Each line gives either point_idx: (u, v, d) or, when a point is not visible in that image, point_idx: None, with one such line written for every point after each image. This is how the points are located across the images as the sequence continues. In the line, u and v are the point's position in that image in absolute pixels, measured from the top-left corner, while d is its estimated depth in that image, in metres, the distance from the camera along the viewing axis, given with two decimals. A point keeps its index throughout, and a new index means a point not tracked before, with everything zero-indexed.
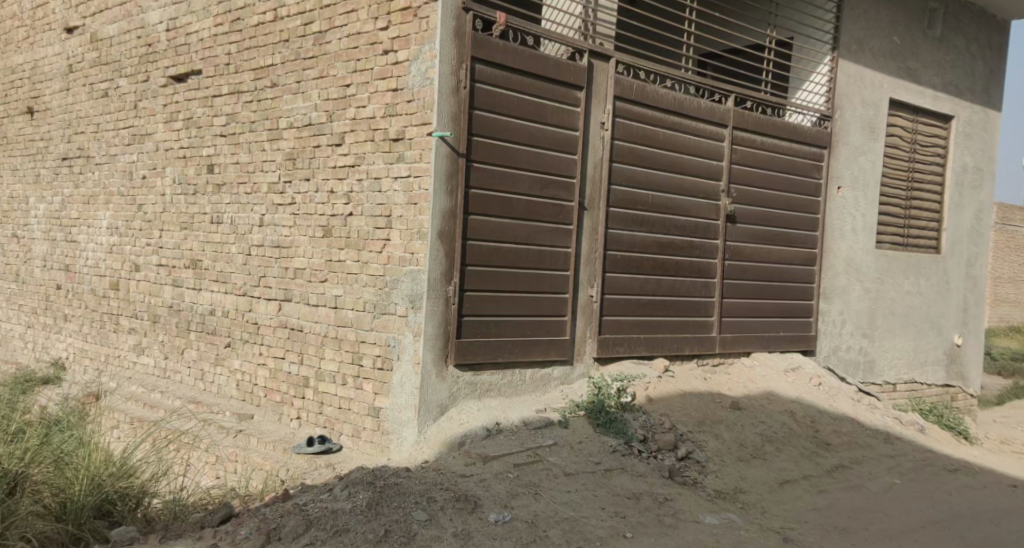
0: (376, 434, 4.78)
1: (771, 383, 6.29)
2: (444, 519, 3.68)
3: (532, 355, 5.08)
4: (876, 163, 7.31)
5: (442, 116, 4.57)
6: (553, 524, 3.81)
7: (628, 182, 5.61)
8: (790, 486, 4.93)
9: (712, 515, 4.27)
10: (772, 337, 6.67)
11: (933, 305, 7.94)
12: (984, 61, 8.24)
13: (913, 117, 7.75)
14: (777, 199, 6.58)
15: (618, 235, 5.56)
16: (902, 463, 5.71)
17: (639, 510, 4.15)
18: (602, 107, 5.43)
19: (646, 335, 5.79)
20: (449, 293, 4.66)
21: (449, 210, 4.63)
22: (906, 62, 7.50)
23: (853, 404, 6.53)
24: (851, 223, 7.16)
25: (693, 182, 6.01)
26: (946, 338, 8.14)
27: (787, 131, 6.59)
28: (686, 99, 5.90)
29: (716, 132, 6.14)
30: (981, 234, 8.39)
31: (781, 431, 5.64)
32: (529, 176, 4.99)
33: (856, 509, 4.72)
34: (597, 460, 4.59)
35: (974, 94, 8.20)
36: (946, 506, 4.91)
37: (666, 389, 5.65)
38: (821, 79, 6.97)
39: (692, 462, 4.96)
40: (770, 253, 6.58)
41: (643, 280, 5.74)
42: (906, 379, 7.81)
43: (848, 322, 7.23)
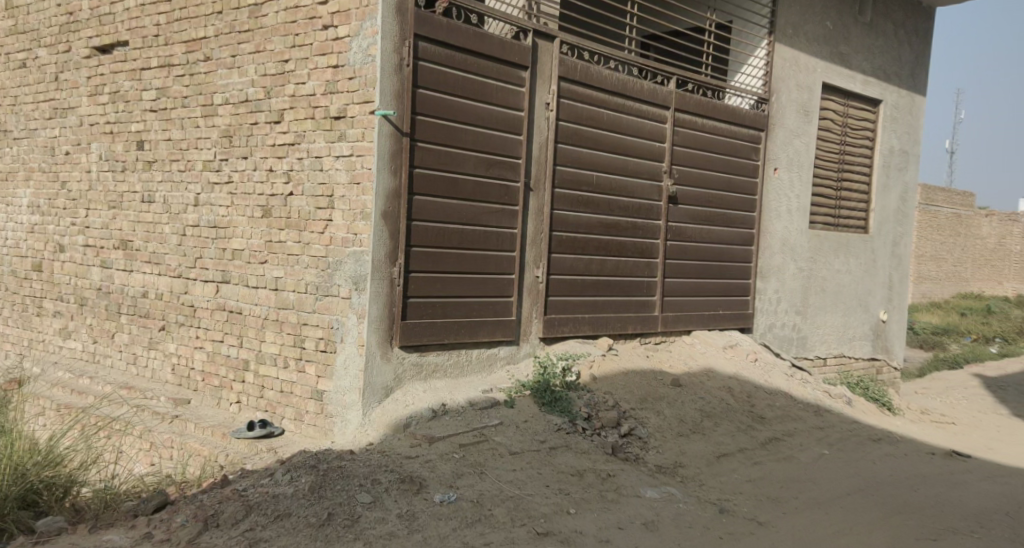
0: (319, 417, 4.71)
1: (710, 360, 6.46)
2: (389, 501, 3.67)
3: (478, 336, 5.08)
4: (810, 147, 7.51)
5: (384, 94, 4.49)
6: (497, 502, 3.83)
7: (573, 163, 5.62)
8: (727, 460, 5.08)
9: (652, 489, 4.37)
10: (712, 315, 6.84)
11: (862, 283, 8.26)
12: (911, 47, 8.54)
13: (845, 101, 7.98)
14: (718, 180, 6.71)
15: (563, 216, 5.59)
16: (831, 435, 5.94)
17: (582, 486, 4.22)
18: (547, 87, 5.42)
19: (590, 315, 5.86)
20: (394, 274, 4.61)
21: (393, 191, 4.56)
22: (838, 47, 7.70)
23: (786, 380, 6.75)
24: (786, 204, 7.35)
25: (636, 163, 6.07)
26: (873, 315, 8.48)
27: (727, 113, 6.71)
28: (630, 80, 5.94)
29: (659, 114, 6.20)
30: (906, 215, 8.74)
31: (719, 407, 5.80)
32: (474, 156, 4.95)
33: (788, 480, 4.90)
34: (542, 439, 4.64)
35: (901, 79, 8.50)
36: (870, 475, 5.15)
37: (610, 367, 5.73)
38: (759, 62, 7.12)
39: (634, 439, 5.05)
40: (711, 233, 6.71)
41: (588, 260, 5.79)
42: (836, 354, 8.12)
43: (783, 300, 7.46)
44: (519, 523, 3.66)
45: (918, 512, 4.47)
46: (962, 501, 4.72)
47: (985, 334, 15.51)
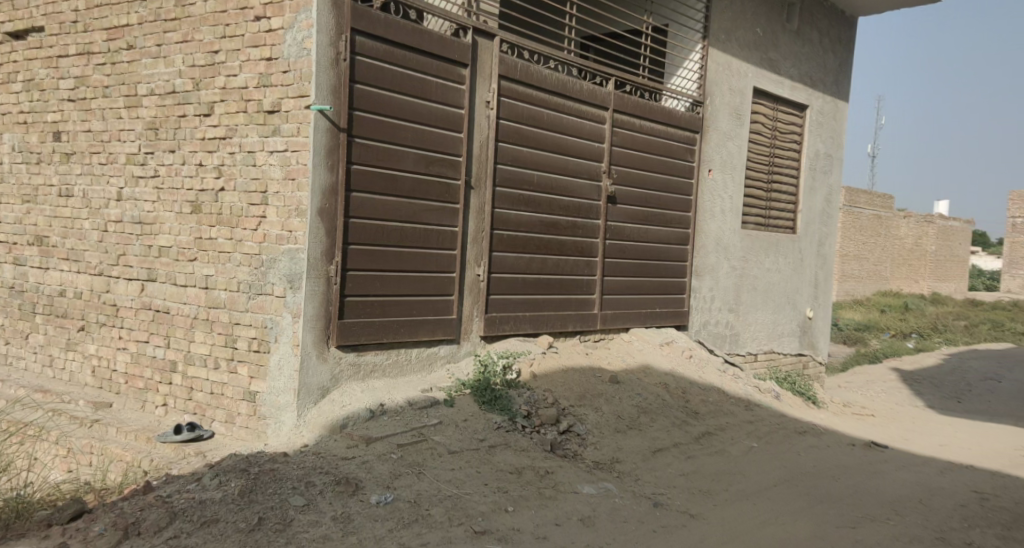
0: (251, 419, 4.59)
1: (647, 357, 6.57)
2: (323, 503, 3.60)
3: (417, 335, 5.04)
4: (742, 149, 7.72)
5: (320, 89, 4.40)
6: (436, 502, 3.81)
7: (513, 162, 5.63)
8: (662, 454, 5.18)
9: (589, 485, 4.41)
10: (650, 313, 6.96)
11: (790, 281, 8.54)
12: (835, 55, 8.87)
13: (775, 106, 8.22)
14: (655, 180, 6.83)
15: (504, 214, 5.59)
16: (761, 428, 6.12)
17: (520, 484, 4.23)
18: (487, 85, 5.41)
19: (530, 313, 5.88)
20: (331, 272, 4.53)
21: (329, 187, 4.48)
22: (768, 53, 7.93)
23: (719, 375, 6.92)
24: (721, 205, 7.54)
25: (576, 162, 6.12)
26: (800, 312, 8.78)
27: (664, 115, 6.83)
28: (569, 81, 5.98)
29: (598, 115, 6.27)
30: (831, 216, 9.09)
31: (655, 403, 5.90)
32: (413, 153, 4.91)
33: (720, 473, 5.02)
34: (481, 437, 4.63)
35: (825, 86, 8.82)
36: (797, 466, 5.33)
37: (549, 365, 5.77)
38: (694, 65, 7.27)
39: (573, 436, 5.09)
40: (648, 233, 6.83)
41: (528, 259, 5.81)
42: (766, 350, 8.37)
43: (717, 298, 7.65)
44: (457, 522, 3.65)
45: (840, 501, 4.65)
46: (880, 489, 4.93)
47: (902, 329, 16.30)
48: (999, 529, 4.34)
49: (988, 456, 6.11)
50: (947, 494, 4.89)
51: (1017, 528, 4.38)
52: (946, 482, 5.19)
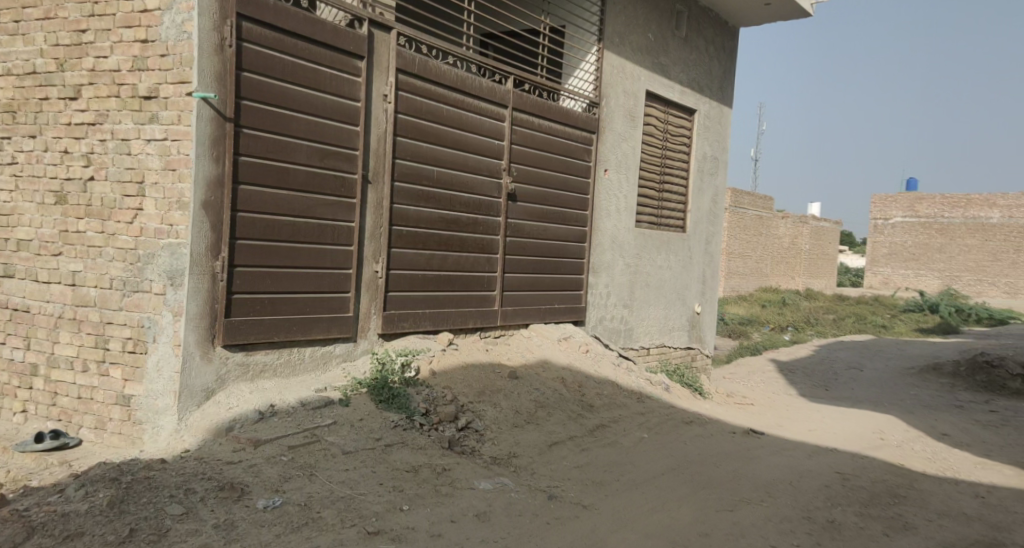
0: (124, 424, 4.31)
1: (544, 352, 6.67)
2: (204, 511, 3.44)
3: (311, 334, 4.90)
4: (637, 150, 7.95)
5: (203, 75, 4.20)
6: (327, 504, 3.72)
7: (413, 158, 5.56)
8: (558, 448, 5.26)
9: (486, 481, 4.43)
10: (548, 309, 7.06)
11: (680, 277, 8.87)
12: (719, 62, 9.28)
13: (666, 110, 8.48)
14: (554, 178, 6.92)
15: (402, 210, 5.51)
16: (651, 419, 6.33)
17: (416, 482, 4.19)
18: (385, 79, 5.31)
19: (430, 310, 5.84)
20: (217, 268, 4.33)
21: (215, 179, 4.29)
22: (659, 58, 8.18)
23: (614, 369, 7.11)
24: (616, 203, 7.74)
25: (476, 159, 6.11)
26: (689, 307, 9.14)
27: (562, 114, 6.93)
28: (469, 78, 5.96)
29: (497, 113, 6.28)
30: (717, 215, 9.52)
31: (552, 397, 5.99)
32: (306, 146, 4.76)
33: (612, 464, 5.16)
34: (377, 437, 4.54)
35: (711, 92, 9.21)
36: (684, 454, 5.55)
37: (448, 362, 5.74)
38: (590, 67, 7.43)
39: (471, 432, 5.09)
40: (548, 230, 6.91)
41: (428, 255, 5.76)
42: (658, 344, 8.67)
43: (612, 294, 7.85)
44: (349, 524, 3.58)
45: (722, 486, 4.88)
46: (758, 474, 5.21)
47: (780, 323, 17.32)
48: (860, 507, 4.69)
49: (853, 440, 6.58)
50: (814, 476, 5.23)
51: (875, 505, 4.75)
52: (814, 465, 5.56)
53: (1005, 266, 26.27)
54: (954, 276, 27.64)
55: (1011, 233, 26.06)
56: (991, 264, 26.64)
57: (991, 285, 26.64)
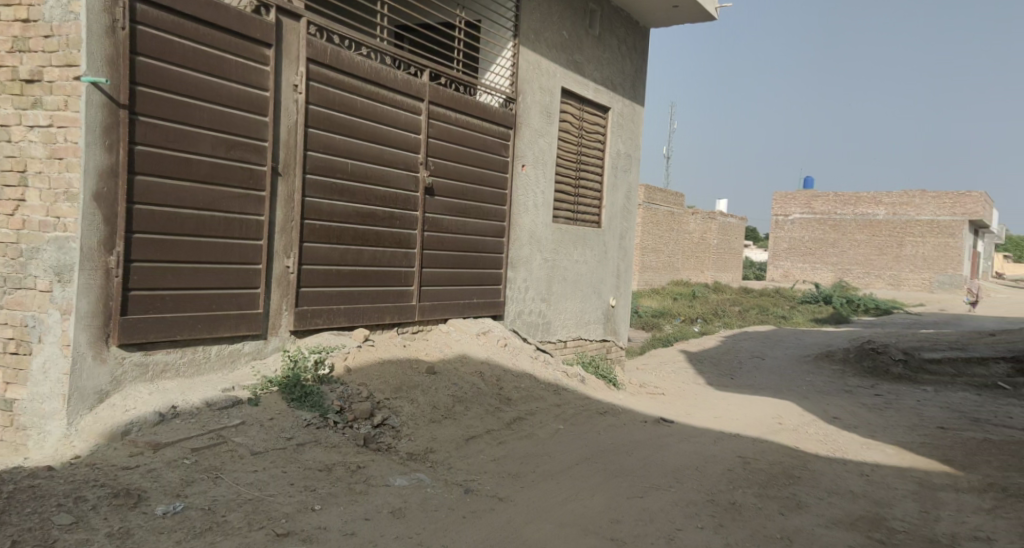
0: (7, 431, 4.05)
1: (462, 347, 6.66)
2: (97, 519, 3.27)
3: (218, 331, 4.72)
4: (553, 145, 8.02)
5: (93, 59, 3.97)
6: (233, 507, 3.60)
7: (325, 150, 5.42)
8: (476, 442, 5.26)
9: (401, 477, 4.38)
10: (466, 303, 7.04)
11: (596, 271, 9.02)
12: (631, 61, 9.47)
13: (581, 106, 8.57)
14: (471, 173, 6.89)
15: (315, 204, 5.37)
16: (567, 411, 6.42)
17: (329, 481, 4.10)
18: (294, 68, 5.16)
19: (346, 306, 5.73)
20: (111, 263, 4.11)
21: (107, 169, 4.06)
22: (574, 55, 8.27)
23: (531, 362, 7.17)
24: (533, 198, 7.79)
25: (392, 153, 6.00)
26: (604, 300, 9.31)
27: (479, 109, 6.91)
28: (383, 70, 5.86)
29: (413, 106, 6.20)
30: (630, 211, 9.74)
31: (470, 392, 5.99)
32: (210, 136, 4.57)
33: (528, 455, 5.21)
34: (288, 436, 4.42)
35: (624, 90, 9.38)
36: (598, 444, 5.66)
37: (363, 358, 5.65)
38: (506, 62, 7.45)
39: (387, 428, 5.03)
40: (466, 225, 6.88)
41: (343, 250, 5.64)
42: (574, 336, 8.80)
43: (530, 288, 7.90)
44: (257, 526, 3.47)
45: (633, 474, 5.00)
46: (666, 460, 5.38)
47: (689, 315, 17.95)
48: (759, 488, 4.91)
49: (755, 425, 6.88)
50: (718, 461, 5.45)
51: (772, 486, 4.98)
52: (718, 450, 5.78)
53: (890, 259, 28.09)
54: (846, 269, 29.33)
55: (895, 229, 27.86)
56: (878, 257, 28.41)
57: (878, 277, 28.43)
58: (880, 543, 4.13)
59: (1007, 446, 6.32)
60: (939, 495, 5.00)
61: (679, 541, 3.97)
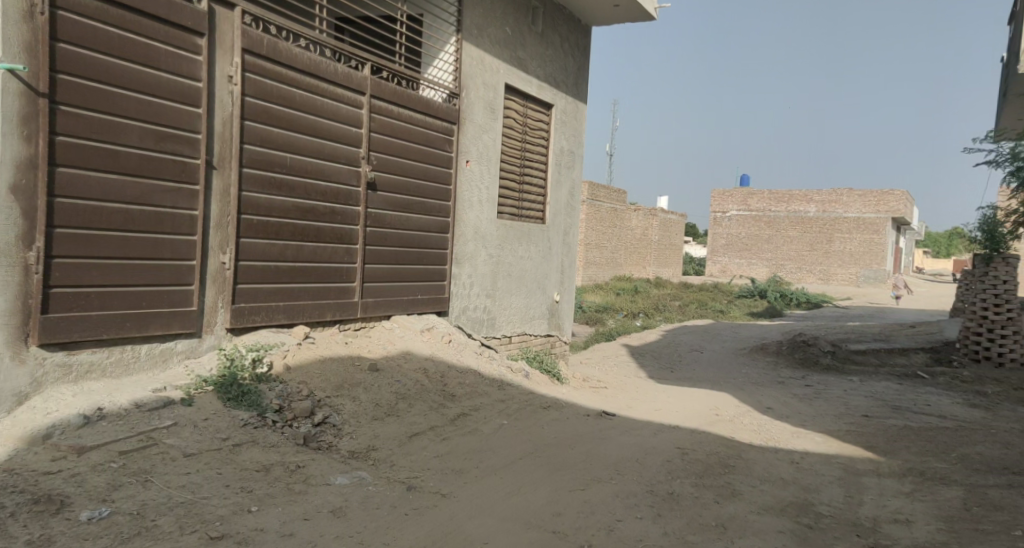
0: None
1: (405, 344, 6.61)
2: (14, 527, 3.16)
3: (148, 330, 4.58)
4: (496, 141, 8.01)
5: (9, 45, 3.83)
6: (164, 511, 3.50)
7: (262, 143, 5.29)
8: (419, 439, 5.23)
9: (342, 476, 4.33)
10: (410, 300, 6.98)
11: (541, 267, 9.06)
12: (573, 59, 9.52)
13: (524, 103, 8.57)
14: (414, 168, 6.83)
15: (252, 198, 5.24)
16: (511, 406, 6.43)
17: (267, 482, 4.02)
18: (229, 59, 5.03)
19: (285, 303, 5.62)
20: (30, 259, 3.97)
21: (26, 160, 3.92)
22: (517, 52, 8.26)
23: (475, 358, 7.17)
24: (477, 194, 7.76)
25: (332, 147, 5.90)
26: (549, 296, 9.36)
27: (421, 103, 6.84)
28: (322, 62, 5.75)
29: (354, 100, 6.10)
30: (574, 208, 9.81)
31: (413, 389, 5.95)
32: (139, 127, 4.43)
33: (472, 451, 5.21)
34: (223, 437, 4.31)
35: (567, 88, 9.43)
36: (540, 438, 5.70)
37: (304, 356, 5.55)
38: (449, 57, 7.41)
39: (328, 427, 4.95)
40: (408, 220, 6.82)
41: (281, 246, 5.52)
42: (519, 332, 8.82)
43: (475, 284, 7.89)
44: (188, 530, 3.39)
45: (574, 467, 5.06)
46: (607, 453, 5.46)
47: (631, 310, 18.27)
48: (695, 478, 5.02)
49: (692, 417, 7.03)
50: (657, 452, 5.55)
51: (708, 476, 5.11)
52: (658, 442, 5.90)
53: (820, 255, 29.21)
54: (780, 264, 30.25)
55: (825, 225, 28.99)
56: (809, 253, 29.48)
57: (808, 272, 29.57)
58: (808, 528, 4.28)
59: (925, 433, 6.64)
60: (863, 481, 5.21)
61: (619, 532, 4.04)
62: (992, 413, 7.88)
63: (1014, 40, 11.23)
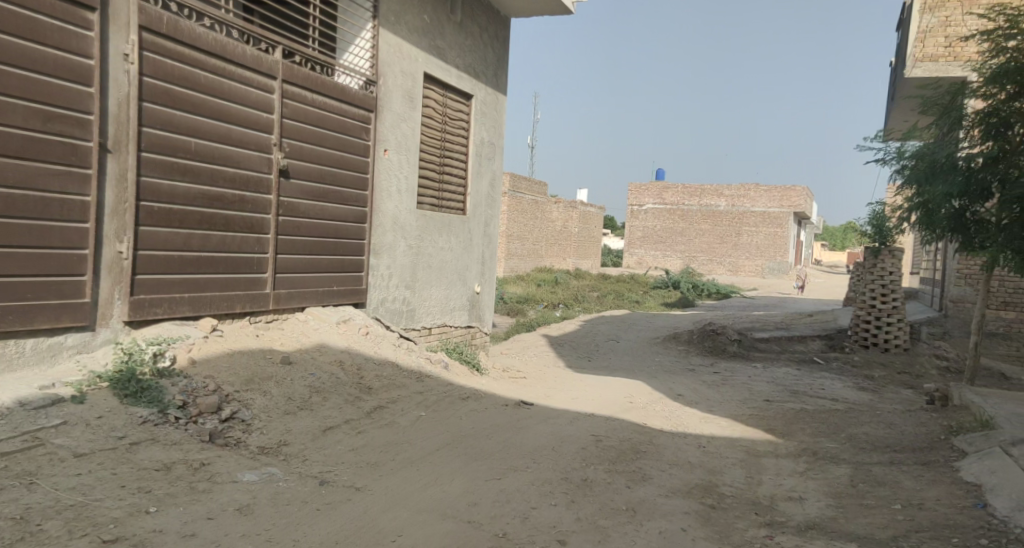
0: None
1: (320, 336, 6.46)
2: None
3: (34, 323, 4.34)
4: (415, 131, 7.91)
5: None
6: (51, 514, 3.32)
7: (163, 127, 5.06)
8: (333, 433, 5.13)
9: (250, 473, 4.20)
10: (325, 291, 6.83)
11: (460, 258, 9.02)
12: (493, 50, 9.48)
13: (443, 92, 8.48)
14: (329, 157, 6.67)
15: (152, 184, 5.01)
16: (429, 397, 6.39)
17: (168, 481, 3.86)
18: (125, 36, 4.78)
19: (189, 294, 5.40)
20: None
21: None
22: (436, 40, 8.17)
23: (393, 350, 7.09)
24: (396, 184, 7.65)
25: (241, 133, 5.68)
26: (469, 287, 9.32)
27: (336, 90, 6.68)
28: (229, 43, 5.54)
29: (265, 84, 5.90)
30: (495, 199, 9.80)
31: (328, 382, 5.83)
32: (21, 105, 4.20)
33: (388, 444, 5.15)
34: (119, 435, 4.11)
35: (487, 78, 9.39)
36: (458, 429, 5.70)
37: (211, 349, 5.34)
38: (365, 43, 7.27)
39: (236, 423, 4.79)
40: (324, 210, 6.66)
41: (185, 234, 5.30)
42: (439, 324, 8.75)
43: (394, 275, 7.78)
44: (79, 534, 3.24)
45: (492, 457, 5.09)
46: (524, 441, 5.52)
47: (551, 301, 18.49)
48: (608, 464, 5.14)
49: (607, 405, 7.16)
50: (573, 440, 5.64)
51: (620, 462, 5.23)
52: (574, 430, 5.99)
53: (729, 247, 30.41)
54: (692, 256, 31.20)
55: (733, 219, 30.22)
56: (720, 245, 30.60)
57: (718, 263, 30.76)
58: (712, 508, 4.45)
59: (818, 415, 7.01)
60: (763, 462, 5.46)
61: (533, 519, 4.09)
62: (879, 395, 8.42)
63: (902, 46, 11.95)
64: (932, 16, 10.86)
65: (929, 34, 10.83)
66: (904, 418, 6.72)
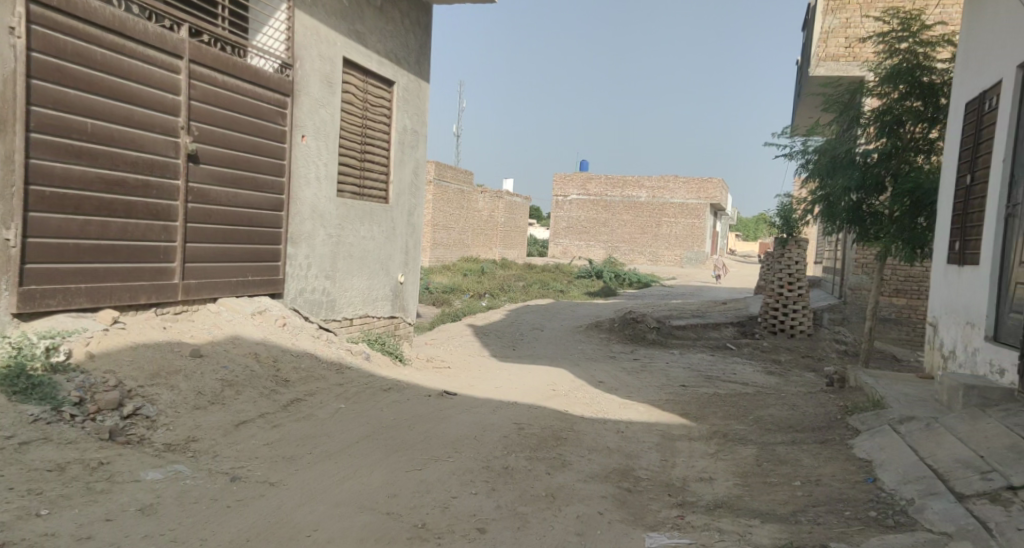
0: None
1: (233, 328, 6.23)
2: None
3: None
4: (334, 117, 7.70)
5: None
6: None
7: (55, 106, 4.79)
8: (246, 427, 4.96)
9: (154, 471, 4.01)
10: (238, 281, 6.58)
11: (383, 248, 8.86)
12: (415, 36, 9.31)
13: (363, 78, 8.29)
14: (242, 141, 6.42)
15: (43, 167, 4.74)
16: (349, 389, 6.27)
17: (62, 482, 3.65)
18: (11, 9, 4.54)
19: (87, 285, 5.11)
20: None
21: None
22: (355, 24, 7.97)
23: (312, 342, 6.91)
24: (314, 171, 7.43)
25: (143, 114, 5.40)
26: (392, 277, 9.15)
27: (248, 72, 6.43)
28: (129, 19, 5.26)
29: (170, 64, 5.62)
30: (418, 188, 9.65)
31: (241, 375, 5.63)
32: None
33: (306, 437, 5.02)
34: (7, 435, 3.86)
35: (409, 65, 9.22)
36: (379, 420, 5.60)
37: (111, 343, 5.07)
38: (278, 24, 7.02)
39: (139, 419, 4.57)
40: (236, 197, 6.41)
41: (82, 221, 5.02)
42: (360, 315, 8.57)
43: (312, 265, 7.57)
44: None
45: (412, 448, 5.03)
46: (445, 431, 5.48)
47: (477, 291, 18.48)
48: (529, 452, 5.17)
49: (530, 393, 7.21)
50: (495, 429, 5.65)
51: (541, 449, 5.28)
52: (496, 419, 5.99)
53: (650, 237, 31.16)
54: (614, 247, 31.79)
55: (654, 210, 30.97)
56: (641, 235, 31.29)
57: (640, 253, 31.46)
58: (627, 491, 4.54)
59: (730, 399, 7.26)
60: (677, 445, 5.61)
61: (453, 509, 4.07)
62: (785, 378, 8.81)
63: (807, 45, 12.47)
64: (834, 18, 11.42)
65: (831, 35, 11.35)
66: (807, 400, 7.04)
